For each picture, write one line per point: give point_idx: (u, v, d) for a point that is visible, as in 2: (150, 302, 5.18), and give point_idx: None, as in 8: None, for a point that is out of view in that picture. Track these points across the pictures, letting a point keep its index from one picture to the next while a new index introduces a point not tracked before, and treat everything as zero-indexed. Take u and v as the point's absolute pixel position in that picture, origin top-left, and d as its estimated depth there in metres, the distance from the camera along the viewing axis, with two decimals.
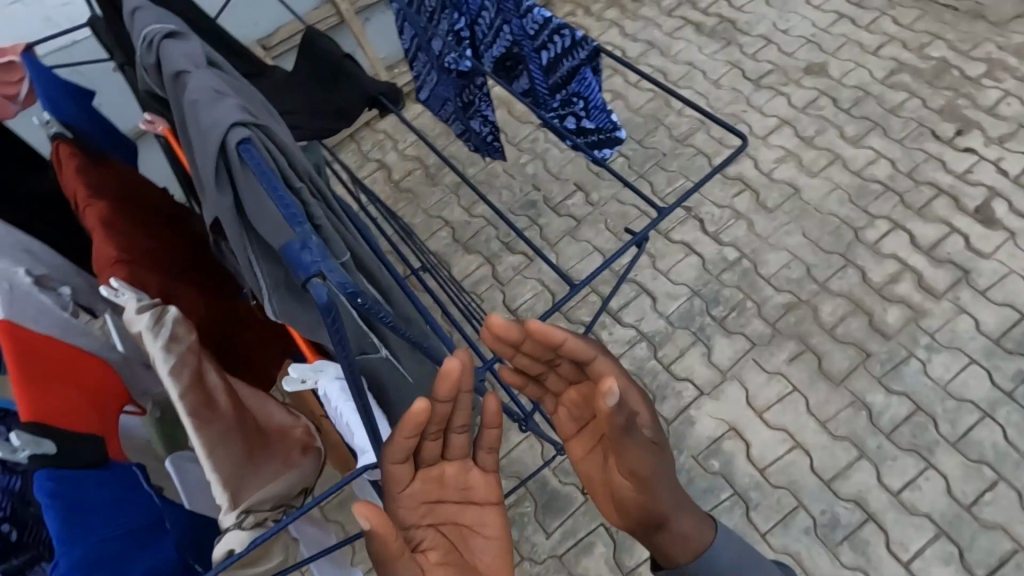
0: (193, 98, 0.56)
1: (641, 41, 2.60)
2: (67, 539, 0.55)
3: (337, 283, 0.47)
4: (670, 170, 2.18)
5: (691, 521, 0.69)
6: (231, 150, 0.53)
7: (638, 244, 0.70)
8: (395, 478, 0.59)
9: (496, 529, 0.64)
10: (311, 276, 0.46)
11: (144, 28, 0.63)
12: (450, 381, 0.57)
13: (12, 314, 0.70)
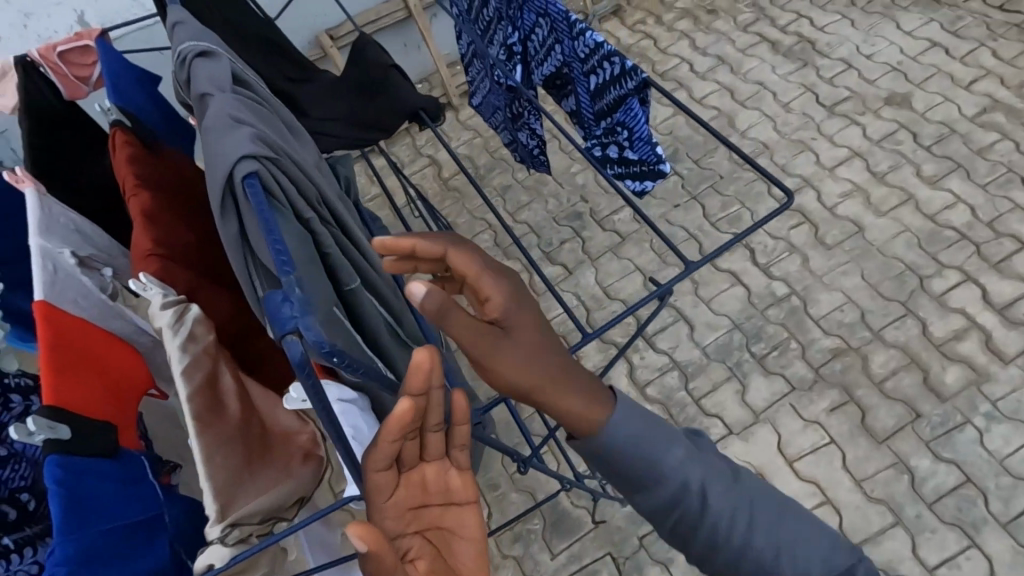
0: (212, 127, 0.60)
1: (711, 55, 2.51)
2: (67, 528, 0.56)
3: (312, 342, 0.48)
4: (725, 194, 2.09)
5: (580, 394, 0.57)
6: (237, 184, 0.56)
7: (660, 296, 0.71)
8: (378, 485, 0.57)
9: (478, 531, 0.60)
10: (287, 332, 0.48)
11: (180, 46, 0.69)
12: (421, 374, 0.53)
13: (52, 296, 0.73)
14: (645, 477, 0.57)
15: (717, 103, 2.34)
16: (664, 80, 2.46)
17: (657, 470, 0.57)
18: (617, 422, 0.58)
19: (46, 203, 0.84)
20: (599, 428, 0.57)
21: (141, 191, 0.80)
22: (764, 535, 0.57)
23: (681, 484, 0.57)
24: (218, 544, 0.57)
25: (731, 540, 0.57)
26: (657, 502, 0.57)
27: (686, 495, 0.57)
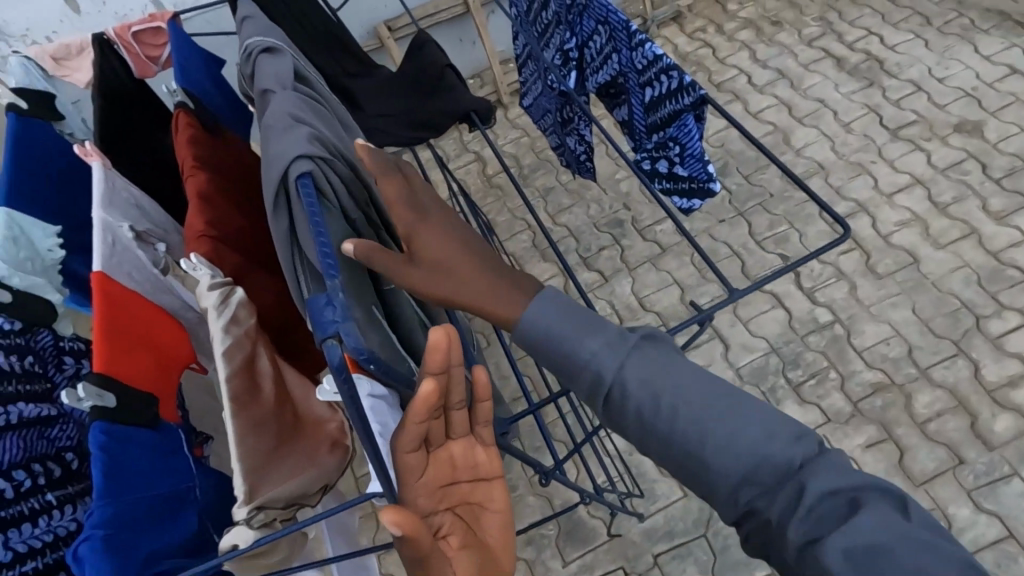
0: (272, 123, 0.62)
1: (771, 68, 2.43)
2: (106, 493, 0.59)
3: (352, 347, 0.51)
4: (774, 213, 2.03)
5: (490, 292, 0.57)
6: (290, 182, 0.58)
7: (699, 322, 0.69)
8: (409, 466, 0.58)
9: (503, 502, 0.64)
10: (329, 336, 0.51)
11: (248, 40, 0.71)
12: (439, 354, 0.53)
13: (109, 267, 0.77)
14: (569, 369, 0.55)
15: (774, 118, 2.28)
16: (720, 91, 2.41)
17: (574, 353, 0.54)
18: (535, 311, 0.56)
19: (110, 177, 0.88)
20: (515, 322, 0.57)
21: (199, 173, 0.82)
22: (707, 425, 0.50)
23: (599, 365, 0.53)
24: (243, 525, 0.59)
25: (666, 429, 0.50)
26: (582, 389, 0.54)
27: (609, 378, 0.53)
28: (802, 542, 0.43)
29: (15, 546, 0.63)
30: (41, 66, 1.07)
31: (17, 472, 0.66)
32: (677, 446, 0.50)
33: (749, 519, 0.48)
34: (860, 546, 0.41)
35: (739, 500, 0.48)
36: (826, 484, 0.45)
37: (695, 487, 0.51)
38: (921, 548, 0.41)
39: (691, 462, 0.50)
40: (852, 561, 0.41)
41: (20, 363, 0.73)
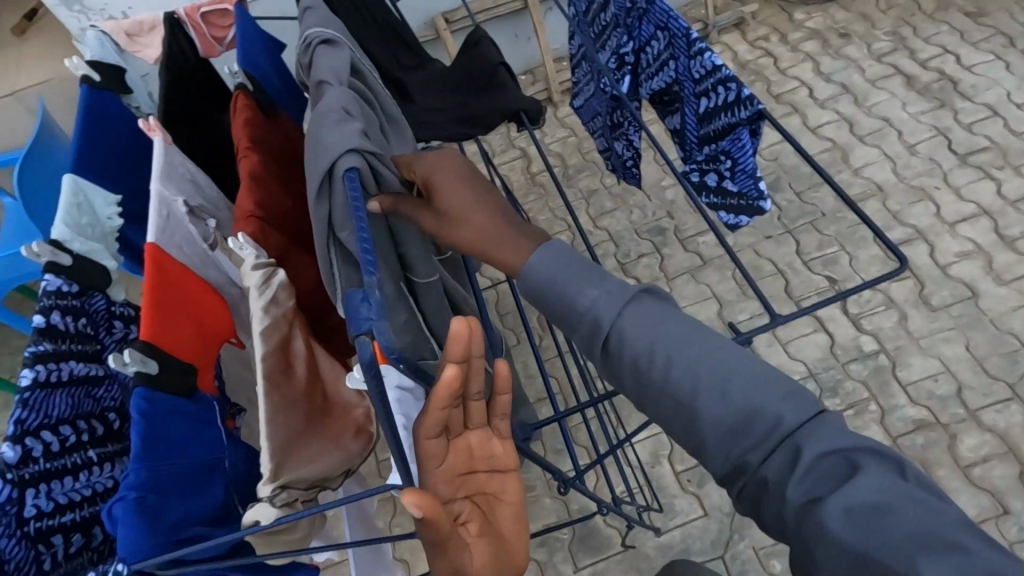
0: (321, 112, 0.63)
1: (835, 82, 2.34)
2: (142, 455, 0.61)
3: (382, 345, 0.53)
4: (824, 233, 1.96)
5: (499, 243, 0.62)
6: (337, 175, 0.59)
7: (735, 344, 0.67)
8: (430, 452, 0.58)
9: (516, 494, 0.65)
10: (362, 332, 0.54)
11: (307, 31, 0.72)
12: (463, 345, 0.53)
13: (162, 238, 0.80)
14: (567, 316, 0.57)
15: (833, 134, 2.19)
16: (778, 103, 2.33)
17: (574, 302, 0.57)
18: (537, 259, 0.60)
19: (170, 152, 0.91)
20: (519, 272, 0.60)
21: (252, 154, 0.84)
22: (711, 385, 0.52)
23: (601, 317, 0.55)
24: (264, 502, 0.60)
25: (666, 380, 0.53)
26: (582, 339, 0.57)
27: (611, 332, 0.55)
28: (799, 500, 0.46)
29: (57, 498, 0.65)
30: (114, 41, 1.12)
31: (63, 427, 0.69)
32: (680, 402, 0.52)
33: (748, 478, 0.49)
34: (856, 504, 0.43)
35: (737, 458, 0.50)
36: (824, 445, 0.47)
37: (694, 444, 0.53)
38: (917, 504, 0.42)
39: (691, 420, 0.52)
40: (851, 517, 0.43)
41: (74, 324, 0.77)
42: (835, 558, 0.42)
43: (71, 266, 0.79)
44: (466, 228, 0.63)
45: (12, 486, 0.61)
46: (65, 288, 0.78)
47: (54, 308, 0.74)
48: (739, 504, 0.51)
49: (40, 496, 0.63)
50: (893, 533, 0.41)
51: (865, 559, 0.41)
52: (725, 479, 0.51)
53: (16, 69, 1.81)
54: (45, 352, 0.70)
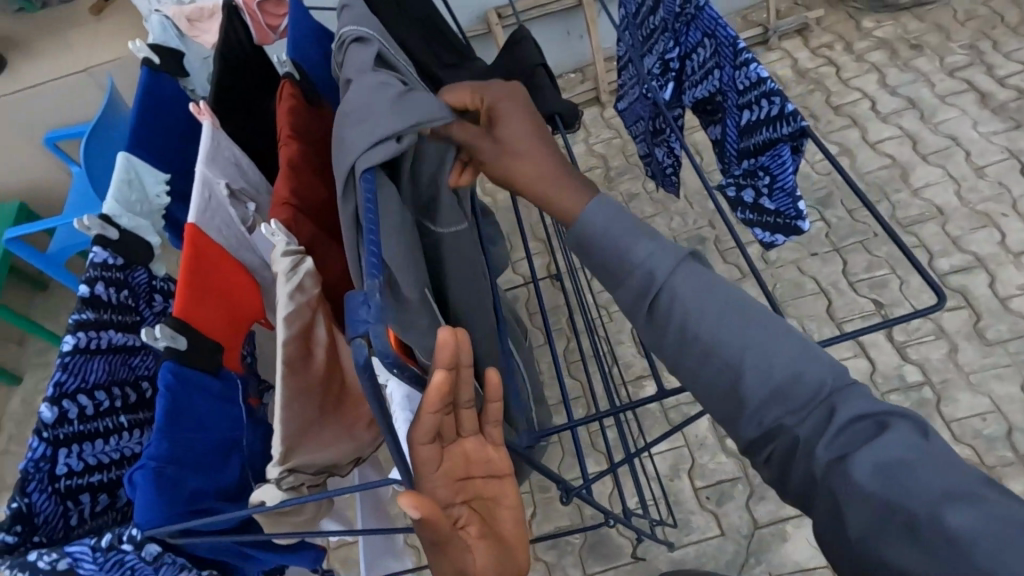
0: (346, 111, 0.65)
1: (900, 96, 2.22)
2: (166, 428, 0.64)
3: (378, 349, 0.51)
4: (874, 254, 1.87)
5: (558, 187, 0.64)
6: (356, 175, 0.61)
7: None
8: (424, 458, 0.58)
9: (514, 498, 0.66)
10: (358, 336, 0.51)
11: (343, 28, 0.74)
12: (451, 353, 0.53)
13: (202, 220, 0.83)
14: (617, 267, 0.58)
15: (894, 151, 2.08)
16: (837, 114, 2.23)
17: (627, 256, 0.58)
18: (593, 207, 0.61)
19: (217, 136, 0.95)
20: (575, 216, 0.62)
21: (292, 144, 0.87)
22: (750, 350, 0.52)
23: (650, 273, 0.56)
24: (272, 484, 0.62)
25: (713, 340, 0.53)
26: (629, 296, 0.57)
27: (658, 290, 0.56)
28: (829, 458, 0.47)
29: (87, 460, 0.69)
30: (177, 26, 1.16)
31: (98, 392, 0.73)
32: (723, 365, 0.53)
33: (778, 439, 0.50)
34: (886, 461, 0.45)
35: (771, 423, 0.51)
36: (856, 409, 0.48)
37: (727, 408, 0.53)
38: (942, 464, 0.44)
39: (733, 385, 0.52)
40: (880, 474, 0.44)
41: (117, 295, 0.81)
42: (865, 510, 0.44)
43: (118, 241, 0.83)
44: (517, 166, 0.66)
45: (47, 445, 0.65)
46: (110, 260, 0.82)
47: (98, 279, 0.78)
48: (764, 467, 0.53)
49: (72, 456, 0.67)
50: (923, 487, 0.43)
51: (896, 511, 0.43)
52: (753, 445, 0.52)
53: (90, 46, 1.92)
54: (87, 320, 0.74)
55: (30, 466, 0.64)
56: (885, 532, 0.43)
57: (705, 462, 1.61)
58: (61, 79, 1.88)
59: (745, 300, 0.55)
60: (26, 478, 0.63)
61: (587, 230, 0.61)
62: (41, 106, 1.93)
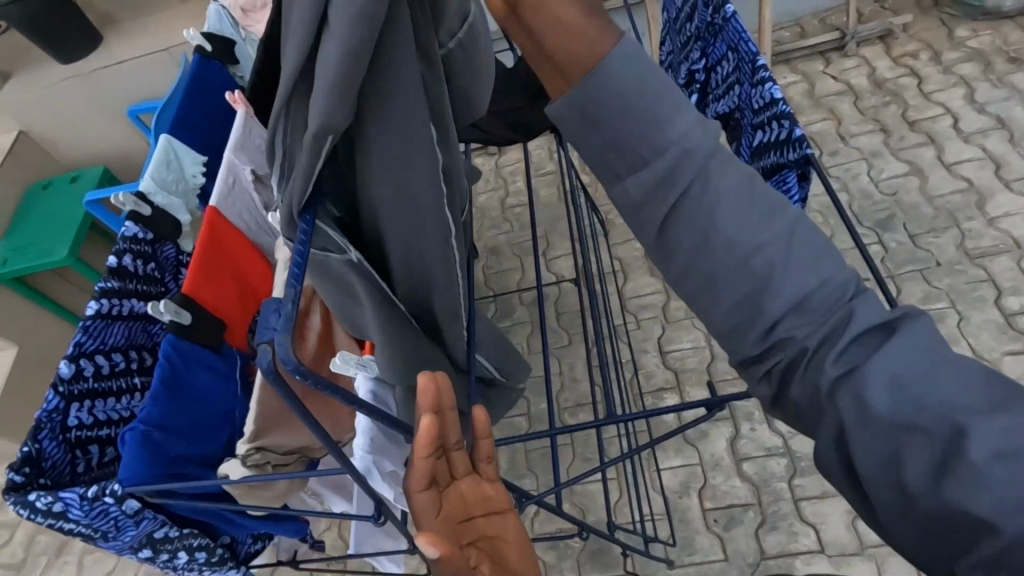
0: None
1: (988, 114, 2.03)
2: (159, 396, 0.69)
3: (282, 354, 0.49)
4: (934, 285, 1.74)
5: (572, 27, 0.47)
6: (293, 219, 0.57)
7: (710, 408, 0.62)
8: (422, 502, 0.59)
9: (515, 533, 0.64)
10: (264, 341, 0.52)
11: None
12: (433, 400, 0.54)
13: (223, 204, 0.89)
14: (633, 148, 0.46)
15: (972, 174, 1.91)
16: (912, 130, 2.06)
17: (662, 125, 0.46)
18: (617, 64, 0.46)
19: (250, 125, 1.01)
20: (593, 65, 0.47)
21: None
22: (780, 254, 0.44)
23: (689, 150, 0.45)
24: (239, 460, 0.65)
25: (736, 238, 0.44)
26: (655, 181, 0.45)
27: (693, 171, 0.45)
28: (836, 374, 0.41)
29: (97, 415, 0.76)
30: (232, 14, 1.22)
31: (114, 355, 0.80)
32: (749, 269, 0.44)
33: (783, 352, 0.44)
34: (903, 377, 0.39)
35: (782, 332, 0.44)
36: (870, 317, 0.42)
37: (741, 320, 0.45)
38: (966, 377, 0.38)
39: (753, 295, 0.44)
40: (896, 390, 0.38)
41: (143, 266, 0.88)
42: (877, 432, 0.38)
43: (149, 217, 0.90)
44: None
45: (61, 398, 0.73)
46: (141, 234, 0.89)
47: (127, 251, 0.86)
48: (758, 387, 0.47)
49: (83, 411, 0.75)
50: (936, 399, 0.37)
51: (910, 429, 0.37)
52: (755, 358, 0.46)
53: (171, 26, 2.06)
54: (112, 288, 0.81)
55: (43, 416, 0.71)
56: (901, 457, 0.37)
57: (718, 483, 1.56)
58: (144, 57, 2.04)
59: (771, 192, 0.46)
60: (39, 425, 0.70)
61: (595, 92, 0.46)
62: (126, 81, 2.10)
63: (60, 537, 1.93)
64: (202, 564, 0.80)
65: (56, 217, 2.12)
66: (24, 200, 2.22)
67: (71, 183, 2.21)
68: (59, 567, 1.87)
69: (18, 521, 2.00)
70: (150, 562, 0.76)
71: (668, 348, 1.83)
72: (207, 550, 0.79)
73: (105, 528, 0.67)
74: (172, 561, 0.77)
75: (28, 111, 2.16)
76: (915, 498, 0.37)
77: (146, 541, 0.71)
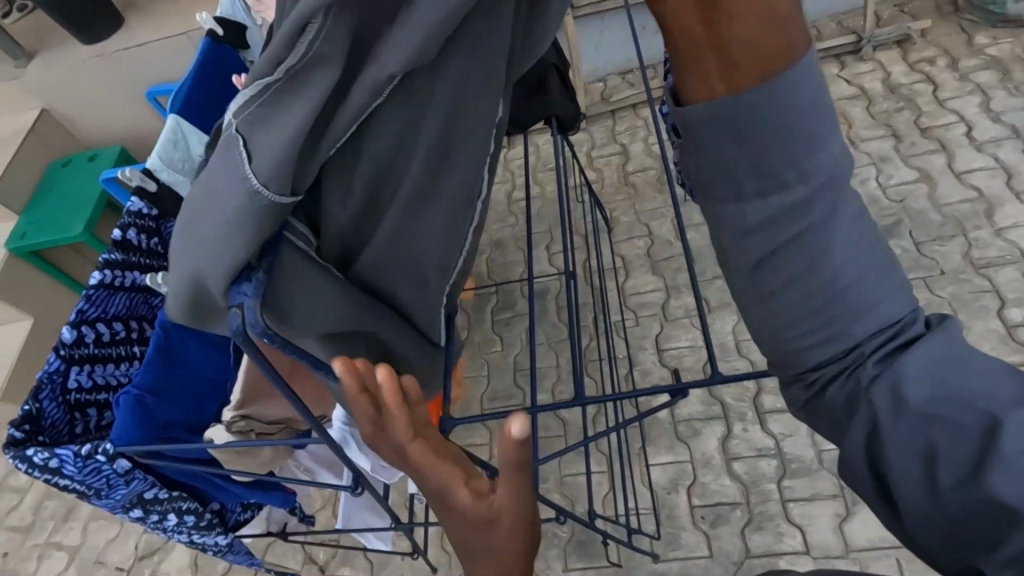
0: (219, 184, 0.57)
1: (1003, 123, 2.01)
2: (152, 364, 0.73)
3: (250, 319, 0.59)
4: (937, 294, 1.73)
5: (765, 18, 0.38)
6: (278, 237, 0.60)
7: (674, 394, 0.61)
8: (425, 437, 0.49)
9: None
10: (234, 305, 0.60)
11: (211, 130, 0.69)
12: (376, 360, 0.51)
13: None
14: (768, 164, 0.41)
15: (982, 183, 1.89)
16: (924, 137, 2.04)
17: (813, 148, 0.41)
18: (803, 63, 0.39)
19: None
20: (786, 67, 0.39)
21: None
22: (864, 282, 0.43)
23: (831, 180, 0.42)
24: (225, 425, 0.69)
25: (828, 258, 0.42)
26: (781, 209, 0.42)
27: (825, 202, 0.42)
28: (875, 372, 0.42)
29: (96, 380, 0.80)
30: None
31: (115, 323, 0.84)
32: (839, 292, 0.42)
33: (835, 370, 0.43)
34: (958, 396, 0.39)
35: (845, 346, 0.43)
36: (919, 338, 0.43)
37: (819, 340, 0.43)
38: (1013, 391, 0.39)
39: (836, 317, 0.42)
40: (937, 390, 0.39)
41: (147, 241, 0.92)
42: (910, 425, 0.39)
43: (155, 193, 0.93)
44: None
45: (62, 360, 0.77)
46: (146, 210, 0.93)
47: (132, 226, 0.89)
48: (791, 391, 0.47)
49: (83, 374, 0.78)
50: (969, 391, 0.38)
51: (944, 426, 0.38)
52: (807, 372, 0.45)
53: (191, 10, 2.10)
54: (116, 260, 0.84)
55: (45, 377, 0.75)
56: (938, 453, 0.38)
57: (707, 481, 1.57)
58: (163, 40, 2.08)
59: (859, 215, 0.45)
60: (40, 386, 0.75)
61: (780, 87, 0.39)
62: (145, 63, 2.15)
63: (67, 505, 1.99)
64: (191, 527, 0.83)
65: (74, 194, 2.17)
66: (45, 176, 2.28)
67: (89, 162, 2.27)
68: (65, 533, 1.93)
69: (28, 487, 2.07)
70: (142, 522, 0.79)
71: (665, 346, 1.84)
72: (196, 514, 0.82)
73: (98, 486, 0.70)
74: (162, 523, 0.81)
75: (50, 89, 2.22)
76: (947, 506, 0.38)
77: (136, 501, 0.75)
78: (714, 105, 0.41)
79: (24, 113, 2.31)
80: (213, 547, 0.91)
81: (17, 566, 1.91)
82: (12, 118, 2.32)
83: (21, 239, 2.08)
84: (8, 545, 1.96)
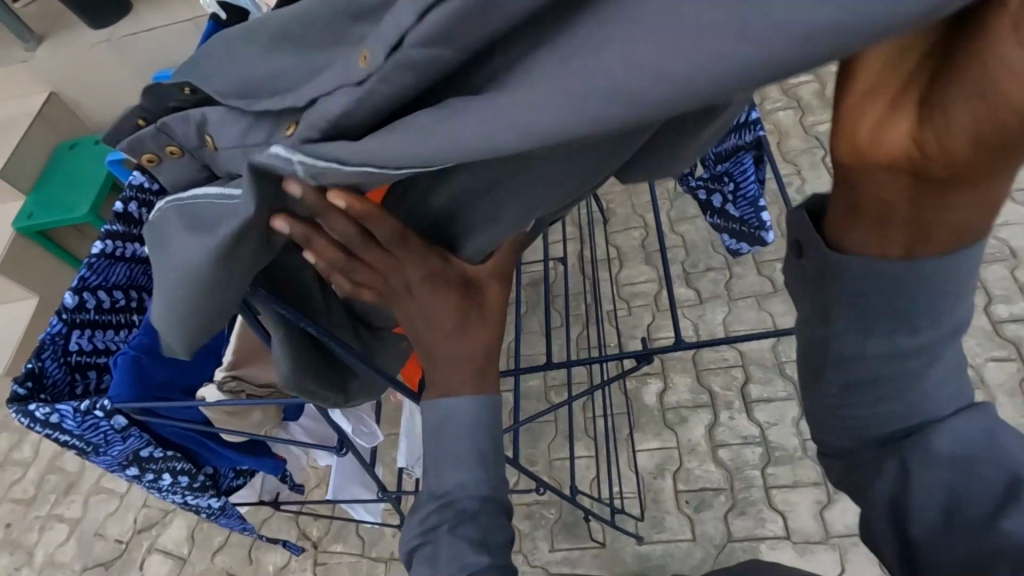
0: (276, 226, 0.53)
1: None
2: (150, 327, 0.76)
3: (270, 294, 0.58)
4: None
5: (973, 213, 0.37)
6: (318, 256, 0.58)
7: (638, 358, 0.64)
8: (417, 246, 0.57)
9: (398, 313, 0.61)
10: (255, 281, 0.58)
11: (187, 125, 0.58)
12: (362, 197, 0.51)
13: None
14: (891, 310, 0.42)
15: None
16: None
17: (953, 306, 0.41)
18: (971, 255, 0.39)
19: None
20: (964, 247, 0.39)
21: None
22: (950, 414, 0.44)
23: (954, 331, 0.42)
24: (216, 385, 0.72)
25: (922, 386, 0.44)
26: (897, 350, 0.43)
27: (936, 350, 0.43)
28: (922, 442, 0.44)
29: (96, 344, 0.84)
30: None
31: (115, 292, 0.87)
32: (916, 411, 0.44)
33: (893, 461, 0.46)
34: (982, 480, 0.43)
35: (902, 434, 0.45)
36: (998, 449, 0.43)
37: (886, 428, 0.46)
38: None
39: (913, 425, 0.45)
40: (960, 457, 0.43)
41: (148, 215, 0.94)
42: (937, 466, 0.43)
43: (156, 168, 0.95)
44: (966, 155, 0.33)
45: (64, 324, 0.80)
46: (147, 184, 0.94)
47: (133, 199, 0.91)
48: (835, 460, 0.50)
49: (83, 338, 0.83)
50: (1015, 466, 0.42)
51: (973, 480, 0.43)
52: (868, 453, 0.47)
53: None
54: (117, 231, 0.87)
55: (47, 338, 0.79)
56: (960, 499, 0.43)
57: (692, 467, 1.61)
58: (170, 26, 2.11)
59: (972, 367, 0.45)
60: (43, 346, 0.79)
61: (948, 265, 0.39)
62: (152, 47, 2.18)
63: (69, 479, 2.04)
64: (185, 488, 0.87)
65: (80, 175, 2.21)
66: (52, 158, 2.32)
67: (96, 144, 2.30)
68: (66, 505, 1.98)
69: (32, 461, 2.12)
70: (137, 480, 0.84)
71: (657, 335, 1.86)
72: (189, 475, 0.86)
73: (95, 441, 0.75)
74: (156, 482, 0.85)
75: (59, 73, 2.26)
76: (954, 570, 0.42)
77: (132, 459, 0.80)
78: (877, 266, 0.40)
79: (33, 95, 2.35)
80: (206, 509, 0.95)
81: (19, 536, 1.96)
82: (21, 99, 2.35)
83: (28, 218, 2.12)
84: (11, 516, 2.01)
